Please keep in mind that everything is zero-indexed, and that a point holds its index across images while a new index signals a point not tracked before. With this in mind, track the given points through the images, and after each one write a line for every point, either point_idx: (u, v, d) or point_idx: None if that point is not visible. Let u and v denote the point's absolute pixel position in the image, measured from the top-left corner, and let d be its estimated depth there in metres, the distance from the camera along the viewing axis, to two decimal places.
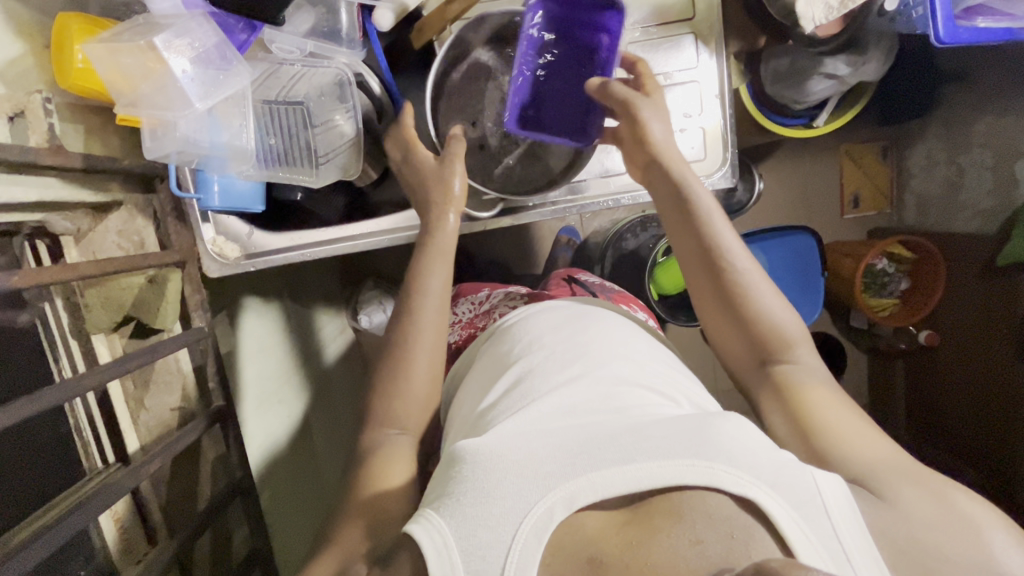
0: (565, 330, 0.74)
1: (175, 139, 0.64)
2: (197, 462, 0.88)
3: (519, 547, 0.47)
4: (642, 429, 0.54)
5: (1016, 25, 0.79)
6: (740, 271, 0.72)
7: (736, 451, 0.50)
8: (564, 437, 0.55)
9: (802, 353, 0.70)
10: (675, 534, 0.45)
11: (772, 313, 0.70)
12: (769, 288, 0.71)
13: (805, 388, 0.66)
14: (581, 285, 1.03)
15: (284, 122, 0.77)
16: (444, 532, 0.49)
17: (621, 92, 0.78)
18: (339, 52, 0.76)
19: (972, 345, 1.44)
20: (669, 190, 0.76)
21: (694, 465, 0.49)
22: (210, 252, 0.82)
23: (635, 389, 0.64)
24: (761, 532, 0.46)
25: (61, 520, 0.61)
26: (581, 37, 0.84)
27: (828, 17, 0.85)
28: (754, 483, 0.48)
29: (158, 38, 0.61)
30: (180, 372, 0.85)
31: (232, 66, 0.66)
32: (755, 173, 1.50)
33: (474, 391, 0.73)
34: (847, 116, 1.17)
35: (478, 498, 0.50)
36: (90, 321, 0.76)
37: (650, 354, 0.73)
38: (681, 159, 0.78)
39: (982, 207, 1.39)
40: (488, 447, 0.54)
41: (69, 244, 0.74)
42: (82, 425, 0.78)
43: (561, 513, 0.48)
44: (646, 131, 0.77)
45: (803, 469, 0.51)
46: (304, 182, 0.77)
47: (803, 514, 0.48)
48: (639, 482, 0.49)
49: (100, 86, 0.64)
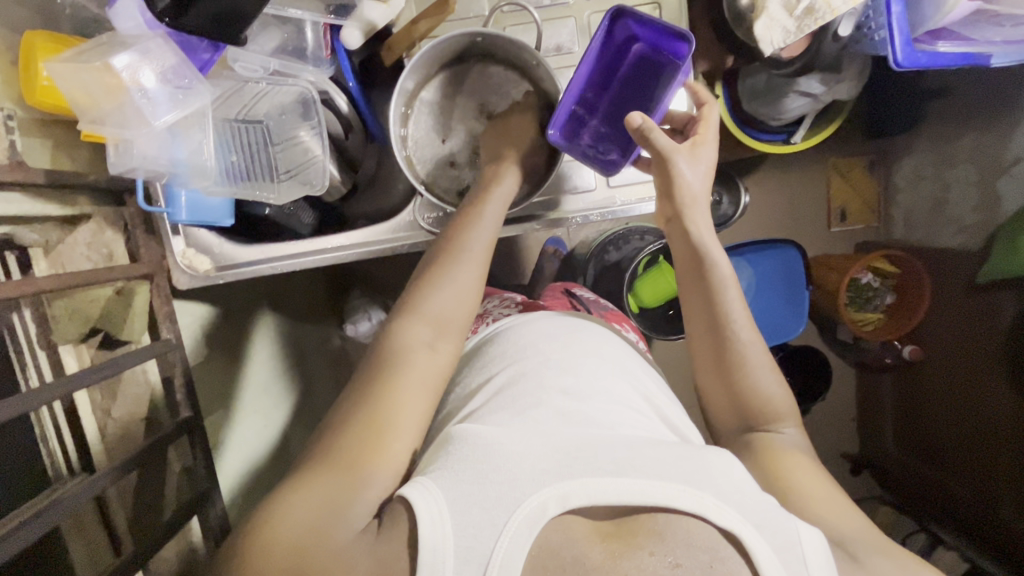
0: (565, 339, 0.76)
1: (136, 156, 0.66)
2: (164, 472, 0.88)
3: (508, 534, 0.48)
4: (637, 448, 0.56)
5: (975, 50, 0.80)
6: (743, 342, 0.72)
7: (725, 487, 0.52)
8: (561, 440, 0.57)
9: (790, 430, 0.70)
10: (656, 553, 0.47)
11: (764, 384, 0.71)
12: (763, 361, 0.72)
13: (781, 455, 0.66)
14: (579, 300, 1.03)
15: (245, 139, 0.77)
16: (439, 500, 0.50)
17: (657, 142, 0.75)
18: (305, 69, 0.78)
19: (954, 362, 1.44)
20: (684, 245, 0.77)
21: (686, 490, 0.51)
22: (179, 264, 0.84)
23: (627, 410, 0.66)
24: (740, 566, 0.47)
25: (10, 534, 0.61)
26: (661, 63, 0.81)
27: (786, 41, 0.85)
28: (740, 519, 0.49)
29: (115, 60, 0.62)
30: (147, 382, 0.87)
31: (193, 86, 0.67)
32: (741, 187, 1.51)
33: (466, 385, 0.75)
34: (825, 133, 1.16)
35: (477, 479, 0.51)
36: (57, 331, 0.75)
37: (642, 376, 0.76)
38: (702, 219, 0.78)
39: (968, 223, 1.39)
40: (490, 436, 0.56)
41: (37, 256, 0.72)
42: (48, 435, 0.78)
43: (553, 509, 0.49)
44: (676, 189, 0.77)
45: (789, 517, 0.52)
46: (267, 199, 0.77)
47: (782, 559, 0.48)
48: (632, 495, 0.50)
49: (63, 102, 0.65)
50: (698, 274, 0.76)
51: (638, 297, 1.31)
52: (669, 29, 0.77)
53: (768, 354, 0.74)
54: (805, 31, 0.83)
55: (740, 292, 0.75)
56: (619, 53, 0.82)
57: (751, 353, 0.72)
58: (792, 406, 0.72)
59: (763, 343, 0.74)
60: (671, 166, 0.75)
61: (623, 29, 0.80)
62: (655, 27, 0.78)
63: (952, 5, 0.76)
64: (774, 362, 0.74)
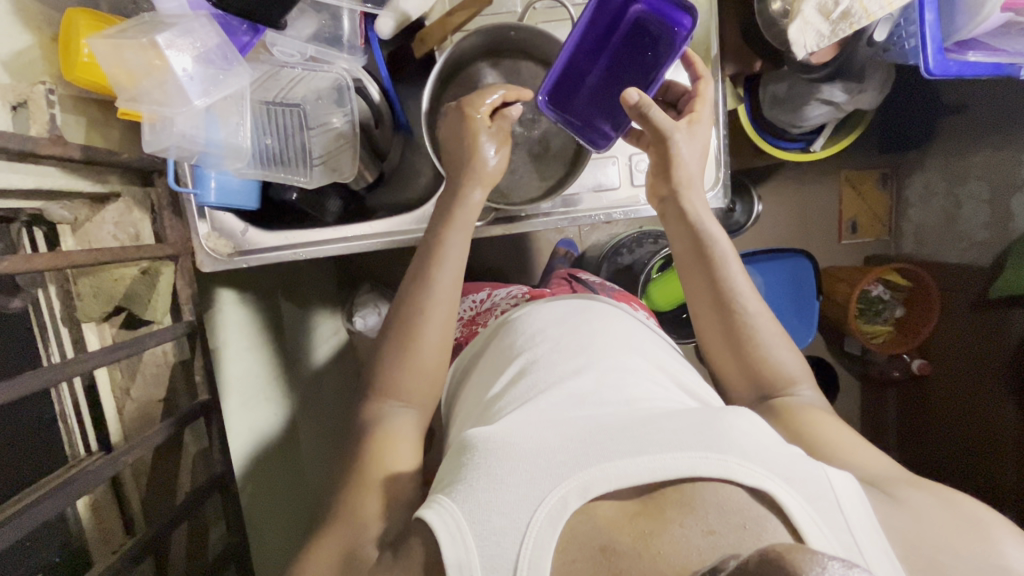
0: (571, 323, 0.76)
1: (172, 135, 0.66)
2: (178, 454, 0.88)
3: (534, 534, 0.47)
4: (653, 421, 0.54)
5: (1007, 61, 0.81)
6: (750, 315, 0.73)
7: (747, 446, 0.50)
8: (574, 428, 0.54)
9: (805, 392, 0.71)
10: (687, 523, 0.45)
11: (775, 354, 0.72)
12: (774, 331, 0.72)
13: (807, 420, 0.66)
14: (585, 283, 1.04)
15: (280, 122, 0.78)
16: (457, 516, 0.48)
17: (658, 121, 0.75)
18: (338, 57, 0.78)
19: (961, 373, 1.44)
20: (684, 230, 0.78)
21: (707, 457, 0.48)
22: (203, 247, 0.83)
23: (643, 384, 0.65)
24: (774, 523, 0.46)
25: (27, 508, 0.61)
26: (661, 27, 0.79)
27: (819, 45, 0.86)
28: (767, 475, 0.48)
29: (160, 36, 0.62)
30: (167, 364, 0.86)
31: (233, 66, 0.68)
32: (754, 194, 1.52)
33: (481, 381, 0.76)
34: (844, 142, 1.17)
35: (493, 486, 0.49)
36: (80, 309, 0.77)
37: (657, 350, 0.76)
38: (697, 201, 0.80)
39: (978, 239, 1.40)
40: (499, 435, 0.53)
41: (65, 233, 0.75)
42: (68, 411, 0.79)
43: (575, 501, 0.48)
44: (675, 168, 0.79)
45: (816, 466, 0.51)
46: (298, 183, 0.78)
47: (816, 509, 0.47)
48: (652, 472, 0.48)
49: (103, 79, 0.66)
50: (699, 254, 0.77)
51: (651, 300, 1.31)
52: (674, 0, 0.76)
53: (779, 323, 0.75)
54: (839, 36, 0.84)
55: (742, 264, 0.77)
56: (616, 12, 0.80)
57: (756, 324, 0.73)
58: (804, 367, 0.73)
59: (771, 311, 0.75)
60: (671, 143, 0.77)
61: None
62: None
63: (986, 15, 0.77)
64: (783, 328, 0.75)
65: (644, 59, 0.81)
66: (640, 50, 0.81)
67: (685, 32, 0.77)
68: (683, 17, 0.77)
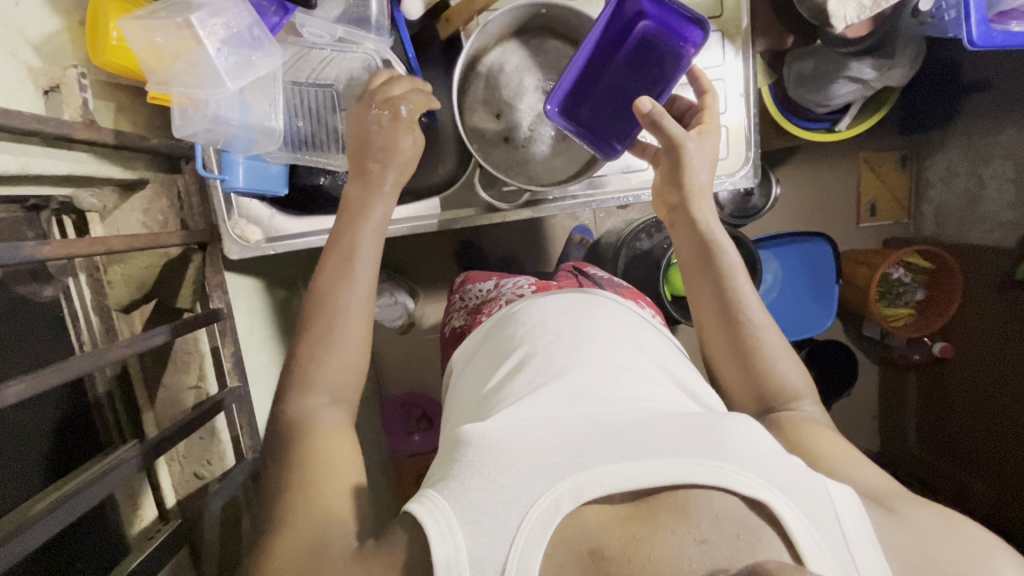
0: (571, 317, 0.75)
1: (201, 120, 0.65)
2: (214, 438, 0.87)
3: (523, 537, 0.46)
4: (651, 425, 0.54)
5: None
6: (755, 326, 0.73)
7: (746, 453, 0.50)
8: (571, 428, 0.54)
9: (809, 407, 0.69)
10: (680, 531, 0.45)
11: (781, 367, 0.71)
12: (778, 342, 0.73)
13: (812, 431, 0.65)
14: (591, 278, 1.03)
15: (312, 104, 0.78)
16: (444, 511, 0.48)
17: (670, 130, 0.75)
18: (366, 37, 0.76)
19: (983, 358, 1.43)
20: (689, 234, 0.78)
21: (704, 463, 0.48)
22: (232, 234, 0.82)
23: (642, 383, 0.65)
24: (769, 534, 0.45)
25: (81, 490, 0.60)
26: (668, 44, 0.80)
27: (859, 15, 0.89)
28: (764, 485, 0.47)
29: (195, 16, 0.61)
30: (198, 353, 0.85)
31: (263, 46, 0.67)
32: (772, 179, 1.49)
33: (478, 376, 0.76)
34: (870, 121, 1.15)
35: (485, 484, 0.49)
36: (111, 297, 0.78)
37: (658, 348, 0.75)
38: (708, 210, 0.79)
39: (1003, 220, 1.38)
40: (494, 433, 0.54)
41: (94, 220, 0.76)
42: (100, 400, 0.80)
43: (567, 505, 0.47)
44: (687, 177, 0.78)
45: (817, 478, 0.50)
46: (328, 165, 0.80)
47: (814, 520, 0.46)
48: (647, 476, 0.48)
49: (133, 63, 0.66)
50: (705, 261, 0.77)
51: (673, 287, 1.33)
52: (684, 13, 0.76)
53: (783, 337, 0.75)
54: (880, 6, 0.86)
55: (749, 276, 0.77)
56: (625, 26, 0.81)
57: (762, 336, 0.72)
58: (808, 383, 0.72)
59: (776, 326, 0.75)
60: (683, 153, 0.76)
61: (633, 5, 0.79)
62: (669, 6, 0.77)
63: None
64: (788, 343, 0.74)
65: (650, 74, 0.81)
66: (647, 65, 0.82)
67: (692, 48, 0.78)
68: (692, 31, 0.78)
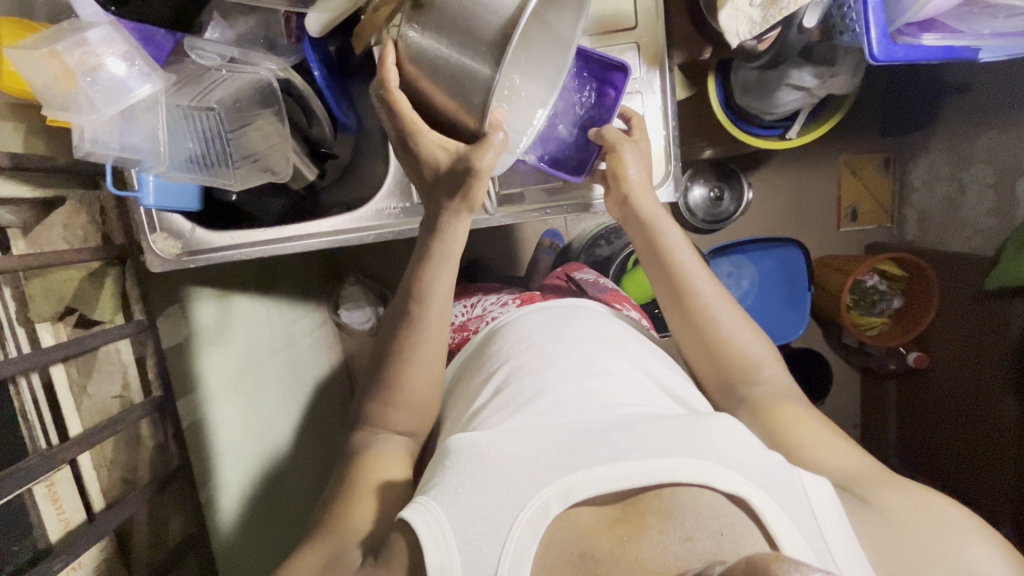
0: (554, 328, 0.76)
1: (88, 140, 0.68)
2: (139, 447, 0.91)
3: (513, 542, 0.49)
4: (634, 426, 0.56)
5: (959, 43, 0.79)
6: (703, 298, 0.75)
7: (727, 452, 0.53)
8: (558, 434, 0.57)
9: (768, 375, 0.72)
10: (665, 531, 0.47)
11: (738, 342, 0.74)
12: (733, 317, 0.75)
13: (786, 416, 0.67)
14: (577, 283, 1.02)
15: (201, 125, 0.79)
16: (438, 518, 0.51)
17: (609, 135, 0.82)
18: (266, 58, 0.80)
19: (959, 367, 1.37)
20: (639, 229, 0.80)
21: (686, 462, 0.51)
22: (153, 249, 0.82)
23: (625, 386, 0.66)
24: (749, 529, 0.48)
25: None
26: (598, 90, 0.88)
27: (752, 32, 0.83)
28: (745, 482, 0.50)
29: (60, 45, 0.64)
30: (121, 362, 0.89)
31: (149, 80, 0.71)
32: (745, 181, 1.42)
33: (467, 395, 0.75)
34: (818, 132, 1.13)
35: (476, 491, 0.52)
36: (32, 310, 0.77)
37: (641, 352, 0.76)
38: (651, 199, 0.81)
39: (982, 226, 1.31)
40: (479, 442, 0.56)
41: (16, 236, 0.76)
42: (26, 408, 0.77)
43: (556, 507, 0.50)
44: (623, 168, 0.80)
45: (794, 473, 0.53)
46: (225, 185, 0.82)
47: (792, 515, 0.49)
48: (631, 479, 0.51)
49: (25, 86, 0.69)
50: (655, 253, 0.79)
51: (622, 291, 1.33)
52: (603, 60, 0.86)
53: (739, 308, 0.77)
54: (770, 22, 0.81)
55: (694, 252, 0.79)
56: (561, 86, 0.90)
57: (713, 309, 0.75)
58: (770, 353, 0.75)
59: (730, 298, 0.77)
60: (621, 153, 0.81)
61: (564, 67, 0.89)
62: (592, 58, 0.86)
63: None
64: (746, 314, 0.77)
65: (591, 117, 0.89)
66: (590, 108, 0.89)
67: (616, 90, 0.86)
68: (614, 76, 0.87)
